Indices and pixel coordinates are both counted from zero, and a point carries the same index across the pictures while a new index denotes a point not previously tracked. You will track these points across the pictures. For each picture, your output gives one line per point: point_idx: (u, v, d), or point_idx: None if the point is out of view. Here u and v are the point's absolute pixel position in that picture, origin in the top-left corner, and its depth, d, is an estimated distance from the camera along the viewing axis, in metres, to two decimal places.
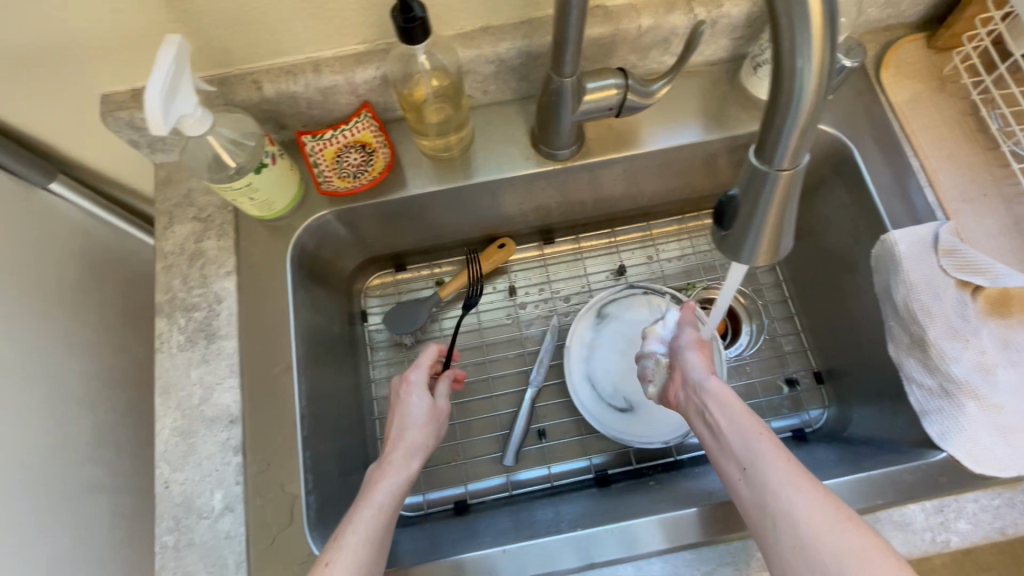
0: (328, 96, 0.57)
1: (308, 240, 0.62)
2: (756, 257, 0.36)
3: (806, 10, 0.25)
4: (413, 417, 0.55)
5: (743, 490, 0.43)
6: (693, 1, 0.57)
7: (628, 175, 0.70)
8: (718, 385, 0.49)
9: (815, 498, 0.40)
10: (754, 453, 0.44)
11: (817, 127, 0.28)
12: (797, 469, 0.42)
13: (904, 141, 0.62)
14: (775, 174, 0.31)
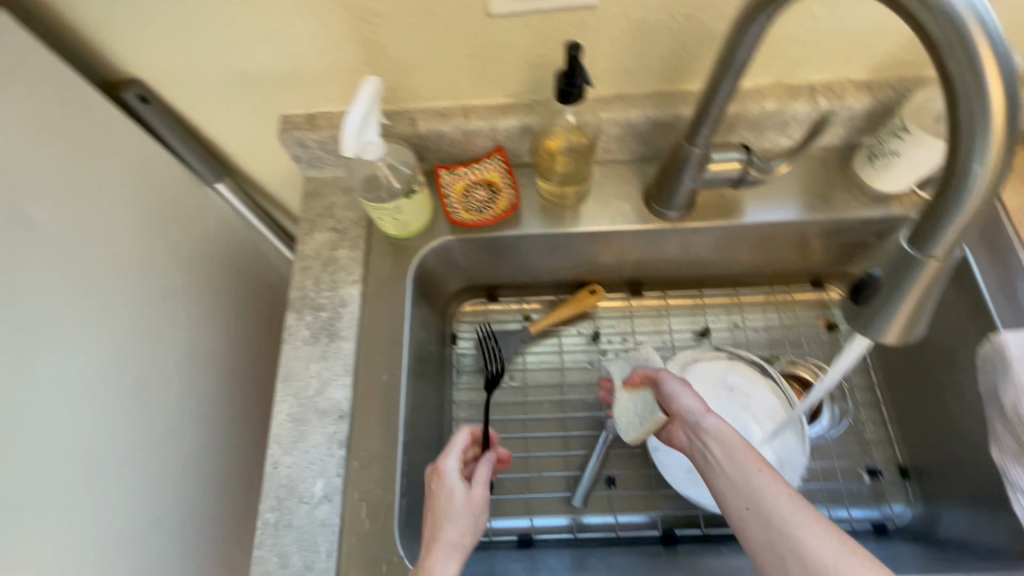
0: (471, 138, 0.64)
1: (426, 262, 0.68)
2: (887, 338, 0.37)
3: (989, 125, 0.29)
4: (449, 515, 0.52)
5: (754, 537, 0.47)
6: (817, 92, 0.61)
7: (726, 243, 0.73)
8: (721, 428, 0.53)
9: (823, 537, 0.44)
10: (763, 499, 0.47)
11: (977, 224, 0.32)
12: (804, 510, 0.46)
13: (1017, 245, 0.62)
14: (926, 261, 0.34)
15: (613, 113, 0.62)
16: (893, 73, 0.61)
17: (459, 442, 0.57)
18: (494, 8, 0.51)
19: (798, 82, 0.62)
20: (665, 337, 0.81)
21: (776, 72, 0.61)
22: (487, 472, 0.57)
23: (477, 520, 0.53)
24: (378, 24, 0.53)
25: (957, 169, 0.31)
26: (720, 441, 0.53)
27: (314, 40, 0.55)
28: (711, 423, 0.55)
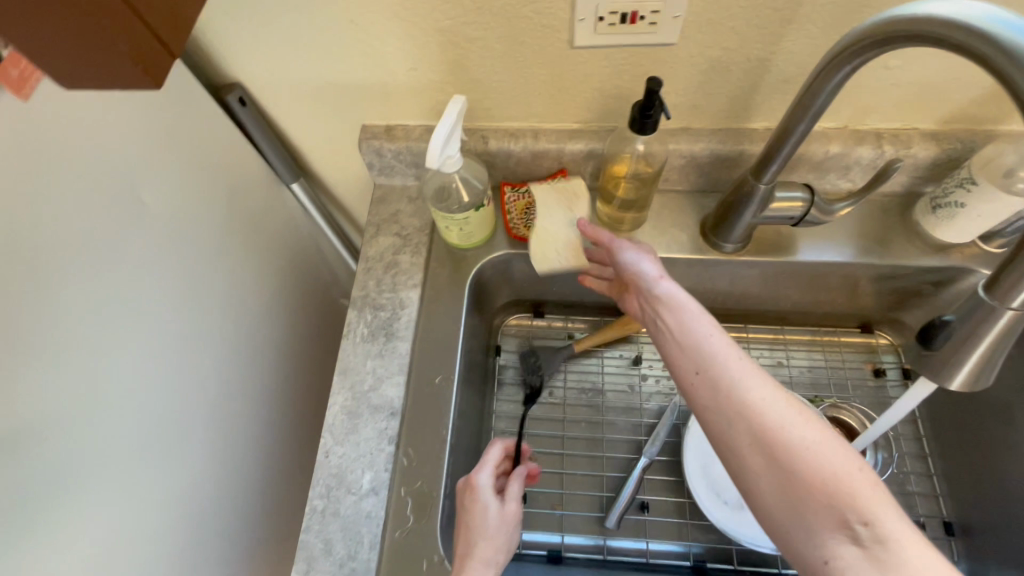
0: (539, 158, 0.68)
1: (483, 273, 0.71)
2: (957, 384, 0.39)
3: None
4: (485, 532, 0.53)
5: (700, 393, 0.47)
6: (883, 138, 0.62)
7: (778, 279, 0.73)
8: (673, 290, 0.54)
9: (769, 392, 0.45)
10: (712, 357, 0.48)
11: None
12: (750, 366, 0.47)
13: None
14: (1002, 310, 0.35)
15: (678, 145, 0.65)
16: (962, 126, 0.62)
17: (493, 458, 0.59)
18: (579, 40, 0.54)
19: (864, 128, 0.63)
20: None
21: (843, 117, 0.62)
22: (519, 488, 0.58)
23: (509, 537, 0.54)
24: (468, 48, 0.57)
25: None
26: (673, 304, 0.53)
27: (405, 58, 0.59)
28: (665, 288, 0.55)
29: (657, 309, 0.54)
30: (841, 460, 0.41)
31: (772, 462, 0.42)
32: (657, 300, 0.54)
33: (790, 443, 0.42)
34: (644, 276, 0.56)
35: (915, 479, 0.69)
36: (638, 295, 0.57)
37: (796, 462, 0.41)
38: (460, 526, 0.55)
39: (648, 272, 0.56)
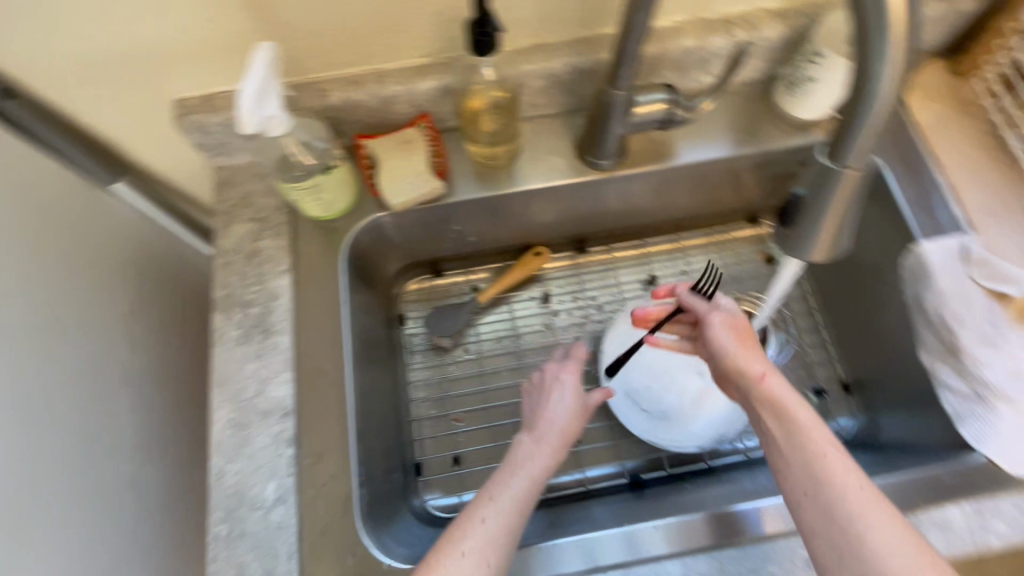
0: (389, 105, 0.61)
1: (358, 243, 0.64)
2: (818, 258, 0.39)
3: (887, 26, 0.29)
4: (572, 406, 0.59)
5: (810, 519, 0.43)
6: (733, 25, 0.61)
7: (664, 186, 0.72)
8: (783, 397, 0.48)
9: (893, 538, 0.40)
10: (829, 484, 0.43)
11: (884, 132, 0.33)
12: (874, 499, 0.42)
13: (930, 158, 0.64)
14: (844, 172, 0.34)
15: (534, 65, 0.60)
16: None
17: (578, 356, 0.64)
18: None
19: (715, 16, 0.61)
20: (613, 292, 0.81)
21: (693, 8, 0.60)
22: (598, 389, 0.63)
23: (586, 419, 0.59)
24: None
25: (863, 71, 0.31)
26: (781, 410, 0.48)
27: (193, 7, 0.49)
28: (772, 385, 0.50)
29: (762, 415, 0.49)
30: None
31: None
32: (764, 404, 0.49)
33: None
34: (749, 372, 0.51)
35: (813, 350, 0.74)
36: (738, 388, 0.53)
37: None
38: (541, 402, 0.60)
39: (753, 369, 0.51)
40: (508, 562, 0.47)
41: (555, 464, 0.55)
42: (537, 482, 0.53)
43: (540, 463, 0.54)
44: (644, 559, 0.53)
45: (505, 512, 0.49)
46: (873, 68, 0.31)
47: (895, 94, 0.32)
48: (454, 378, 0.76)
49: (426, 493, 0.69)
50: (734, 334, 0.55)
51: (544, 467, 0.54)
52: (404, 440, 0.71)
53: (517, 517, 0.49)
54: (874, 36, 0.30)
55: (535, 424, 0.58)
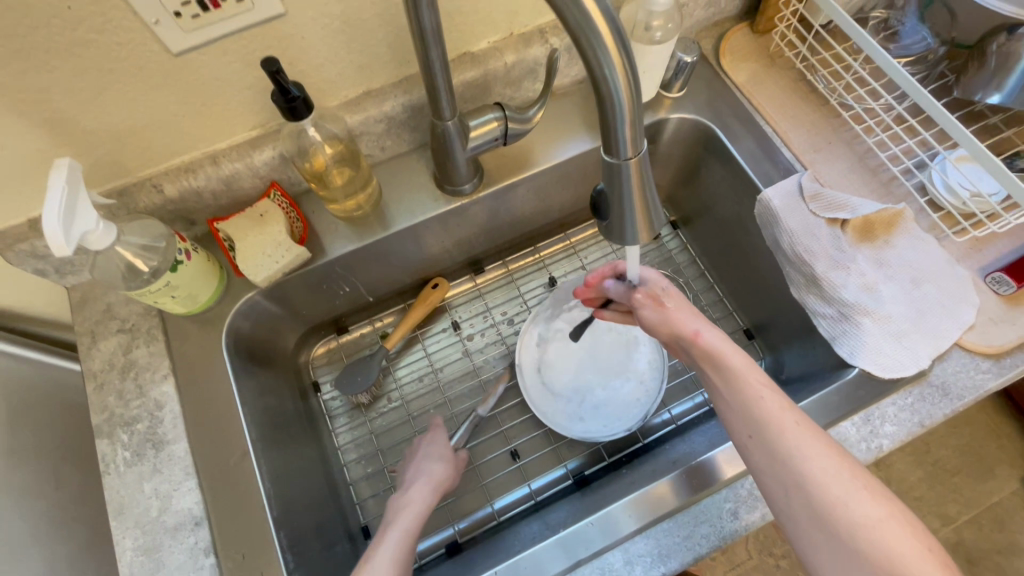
0: (233, 184, 0.60)
1: (239, 326, 0.62)
2: (643, 237, 0.41)
3: (597, 32, 0.30)
4: (436, 458, 0.65)
5: (757, 458, 0.48)
6: (547, 33, 0.64)
7: (533, 193, 0.75)
8: (721, 350, 0.52)
9: (826, 462, 0.45)
10: (767, 422, 0.47)
11: (643, 116, 0.34)
12: (804, 429, 0.47)
13: (754, 112, 0.70)
14: (625, 164, 0.36)
15: (367, 112, 0.61)
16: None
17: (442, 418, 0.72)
18: (174, 45, 0.46)
19: (527, 28, 0.64)
20: (517, 305, 0.82)
21: (505, 26, 0.62)
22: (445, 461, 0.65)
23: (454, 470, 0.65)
24: (53, 101, 0.47)
25: (595, 77, 0.32)
26: (720, 360, 0.52)
27: None
28: (708, 335, 0.54)
29: (705, 370, 0.53)
30: (902, 536, 0.41)
31: (831, 535, 0.43)
32: (703, 359, 0.54)
33: (849, 519, 0.42)
34: (684, 334, 0.55)
35: (712, 307, 0.80)
36: (681, 348, 0.57)
37: (852, 534, 0.42)
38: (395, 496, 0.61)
39: (687, 329, 0.55)
40: None
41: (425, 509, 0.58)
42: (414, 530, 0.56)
43: (412, 508, 0.58)
44: (595, 552, 0.54)
45: (384, 558, 0.52)
46: (602, 73, 0.31)
47: (635, 86, 0.32)
48: (384, 430, 0.74)
49: None
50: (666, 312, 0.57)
51: (418, 514, 0.58)
52: (344, 507, 0.69)
53: (397, 556, 0.53)
54: (591, 43, 0.30)
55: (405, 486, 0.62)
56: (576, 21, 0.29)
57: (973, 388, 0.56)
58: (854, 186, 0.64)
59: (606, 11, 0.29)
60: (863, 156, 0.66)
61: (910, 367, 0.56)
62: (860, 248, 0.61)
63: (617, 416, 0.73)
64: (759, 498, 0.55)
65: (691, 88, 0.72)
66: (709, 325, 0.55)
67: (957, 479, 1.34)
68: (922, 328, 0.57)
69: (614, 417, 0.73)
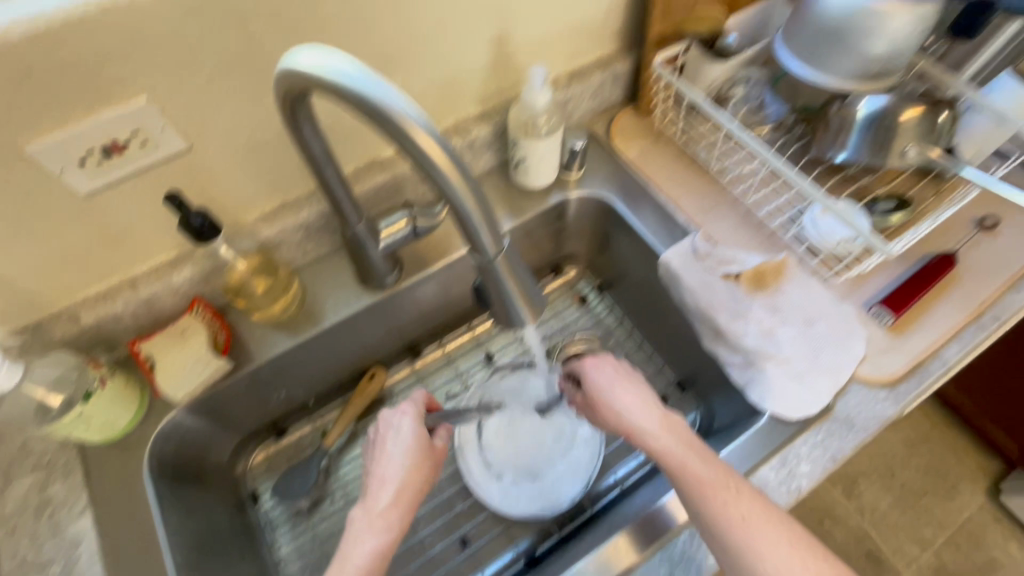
0: (153, 305, 0.61)
1: (164, 447, 0.62)
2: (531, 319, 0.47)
3: (430, 160, 0.35)
4: (402, 458, 0.59)
5: (717, 554, 0.51)
6: (448, 135, 0.70)
7: (458, 277, 0.78)
8: (666, 453, 0.54)
9: (780, 558, 0.48)
10: (720, 529, 0.50)
11: (496, 216, 0.39)
12: (757, 530, 0.49)
13: (647, 183, 0.77)
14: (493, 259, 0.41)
15: (283, 222, 0.64)
16: (497, 100, 0.71)
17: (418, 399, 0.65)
18: (81, 188, 0.49)
19: None
20: (456, 385, 0.83)
21: None
22: (412, 463, 0.59)
23: (430, 466, 0.60)
24: None
25: (445, 200, 0.37)
26: (677, 468, 0.53)
27: None
28: (659, 439, 0.55)
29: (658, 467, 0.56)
30: None
31: None
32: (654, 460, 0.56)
33: None
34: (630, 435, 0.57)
35: (644, 366, 0.82)
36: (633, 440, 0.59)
37: None
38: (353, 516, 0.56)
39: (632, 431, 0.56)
40: None
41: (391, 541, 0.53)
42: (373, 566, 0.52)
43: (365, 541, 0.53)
44: None
45: None
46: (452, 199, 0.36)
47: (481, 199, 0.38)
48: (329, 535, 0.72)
49: None
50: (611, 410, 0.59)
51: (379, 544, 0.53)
52: None
53: None
54: (434, 171, 0.35)
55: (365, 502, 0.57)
56: (418, 157, 0.34)
57: (874, 417, 0.60)
58: (742, 241, 0.70)
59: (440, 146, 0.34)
60: (746, 214, 0.73)
61: (812, 406, 0.59)
62: (755, 297, 0.66)
63: (562, 487, 0.73)
64: (692, 557, 0.58)
65: (590, 168, 0.79)
66: (655, 420, 0.57)
67: (926, 500, 1.36)
68: (819, 367, 0.62)
69: (559, 489, 0.73)
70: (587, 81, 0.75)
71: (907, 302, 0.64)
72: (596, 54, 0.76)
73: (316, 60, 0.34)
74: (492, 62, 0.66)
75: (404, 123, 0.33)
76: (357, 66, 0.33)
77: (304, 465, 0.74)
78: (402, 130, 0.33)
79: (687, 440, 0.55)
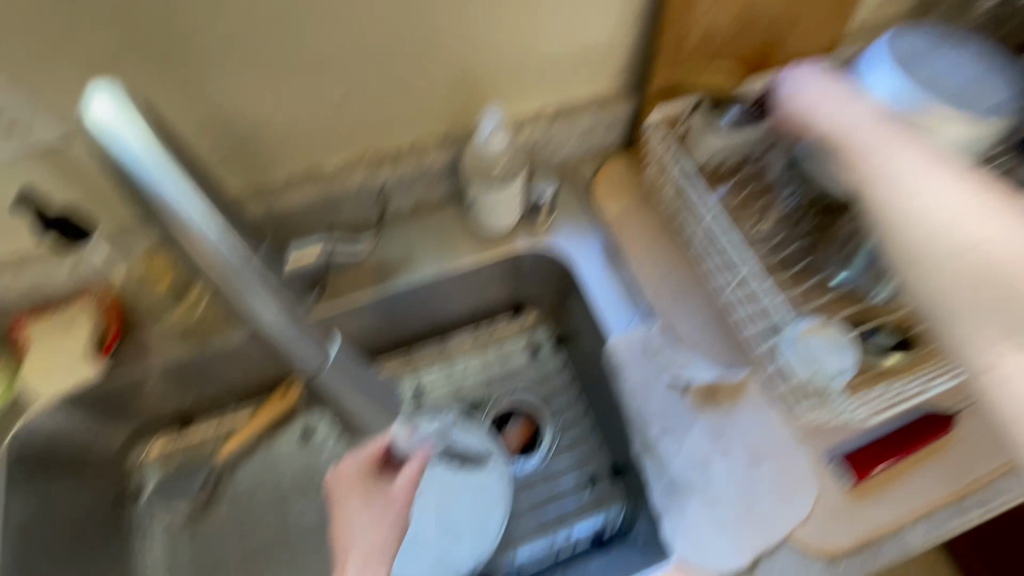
0: (43, 285, 0.57)
1: (30, 439, 0.59)
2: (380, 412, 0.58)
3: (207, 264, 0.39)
4: (365, 508, 0.49)
5: (890, 228, 0.45)
6: (400, 155, 0.62)
7: (394, 309, 0.71)
8: (851, 121, 0.49)
9: (968, 208, 0.42)
10: (894, 183, 0.45)
11: (319, 341, 0.51)
12: (939, 176, 0.44)
13: (618, 248, 0.67)
14: (320, 375, 0.51)
15: None
16: (462, 127, 0.62)
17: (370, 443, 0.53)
18: None
19: (379, 149, 0.62)
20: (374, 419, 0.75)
21: (352, 148, 0.60)
22: (381, 504, 0.49)
23: (391, 519, 0.48)
24: None
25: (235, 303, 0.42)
26: (840, 145, 0.50)
27: None
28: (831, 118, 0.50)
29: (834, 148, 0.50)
30: None
31: (970, 287, 0.40)
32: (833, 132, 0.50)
33: (982, 262, 0.40)
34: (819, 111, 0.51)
35: (584, 439, 0.76)
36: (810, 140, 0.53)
37: (982, 278, 0.40)
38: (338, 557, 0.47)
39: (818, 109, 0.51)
40: None
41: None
42: None
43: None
44: None
45: None
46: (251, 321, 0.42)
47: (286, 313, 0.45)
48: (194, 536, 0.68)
49: None
50: (805, 96, 0.53)
51: None
52: None
53: None
54: (215, 276, 0.40)
55: (356, 536, 0.47)
56: (202, 263, 0.39)
57: None
58: (706, 345, 0.61)
59: (230, 267, 0.39)
60: (721, 313, 0.62)
61: (725, 563, 0.51)
62: (701, 415, 0.58)
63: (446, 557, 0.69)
64: None
65: (560, 215, 0.70)
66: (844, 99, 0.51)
67: None
68: (751, 518, 0.53)
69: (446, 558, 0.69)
70: (574, 121, 0.65)
71: (875, 467, 0.54)
72: (593, 91, 0.65)
73: (114, 119, 0.34)
74: (455, 85, 0.57)
75: (183, 222, 0.36)
76: (153, 150, 0.34)
77: (207, 462, 0.70)
78: (180, 227, 0.36)
79: (868, 121, 0.49)
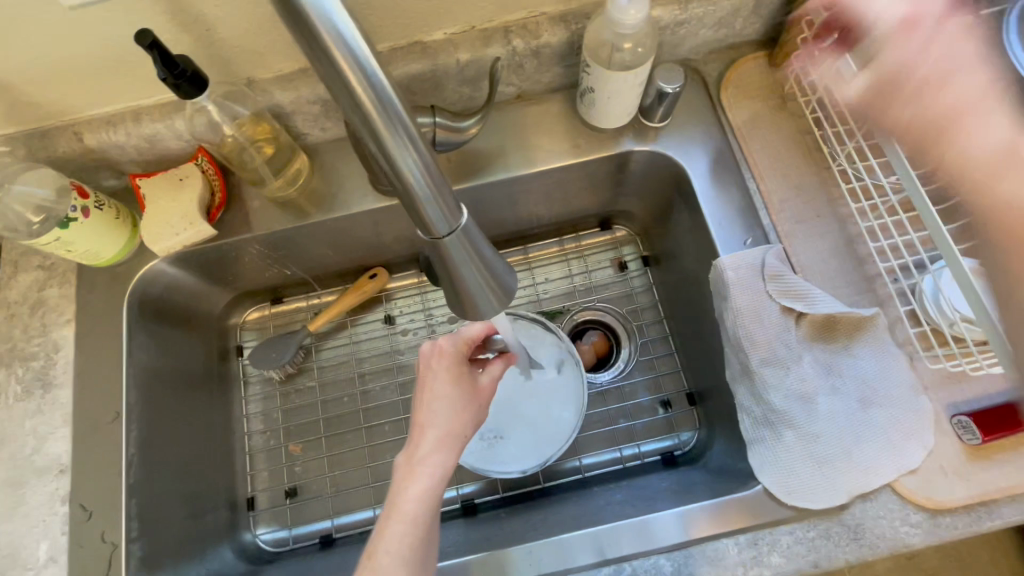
0: (155, 143, 0.58)
1: (147, 290, 0.63)
2: (497, 302, 0.41)
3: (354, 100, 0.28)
4: (451, 389, 0.50)
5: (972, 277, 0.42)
6: (512, 31, 0.56)
7: (485, 205, 0.68)
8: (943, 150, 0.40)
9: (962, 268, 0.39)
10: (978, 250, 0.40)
11: (447, 192, 0.34)
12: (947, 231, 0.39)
13: (741, 159, 0.60)
14: (438, 240, 0.36)
15: (297, 91, 0.56)
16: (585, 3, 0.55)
17: (470, 332, 0.54)
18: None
19: (490, 23, 0.56)
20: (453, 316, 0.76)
21: (462, 19, 0.55)
22: (467, 389, 0.51)
23: (474, 409, 0.50)
24: None
25: (379, 151, 0.31)
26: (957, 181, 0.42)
27: None
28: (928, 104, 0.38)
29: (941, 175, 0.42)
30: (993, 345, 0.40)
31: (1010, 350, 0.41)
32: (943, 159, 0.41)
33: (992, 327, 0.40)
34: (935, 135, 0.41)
35: (662, 361, 0.74)
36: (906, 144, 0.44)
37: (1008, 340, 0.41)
38: (414, 426, 0.49)
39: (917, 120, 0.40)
40: (430, 549, 0.46)
41: (444, 468, 0.47)
42: (435, 488, 0.46)
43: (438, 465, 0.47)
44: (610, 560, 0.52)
45: (419, 488, 0.45)
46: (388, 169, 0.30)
47: (433, 168, 0.32)
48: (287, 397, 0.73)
49: (256, 528, 0.68)
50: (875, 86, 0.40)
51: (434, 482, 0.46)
52: (234, 477, 0.69)
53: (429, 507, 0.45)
54: (361, 115, 0.29)
55: (436, 413, 0.49)
56: (347, 96, 0.28)
57: (890, 539, 0.48)
58: (829, 276, 0.55)
59: (381, 99, 0.28)
60: (853, 241, 0.56)
61: (819, 499, 0.49)
62: (812, 348, 0.54)
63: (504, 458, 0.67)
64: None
65: (678, 117, 0.62)
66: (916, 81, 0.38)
67: None
68: (854, 459, 0.50)
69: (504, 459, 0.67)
70: (715, 4, 0.56)
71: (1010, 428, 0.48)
72: None
73: None
74: None
75: (329, 38, 0.26)
76: None
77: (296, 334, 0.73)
78: (324, 46, 0.26)
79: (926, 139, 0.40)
